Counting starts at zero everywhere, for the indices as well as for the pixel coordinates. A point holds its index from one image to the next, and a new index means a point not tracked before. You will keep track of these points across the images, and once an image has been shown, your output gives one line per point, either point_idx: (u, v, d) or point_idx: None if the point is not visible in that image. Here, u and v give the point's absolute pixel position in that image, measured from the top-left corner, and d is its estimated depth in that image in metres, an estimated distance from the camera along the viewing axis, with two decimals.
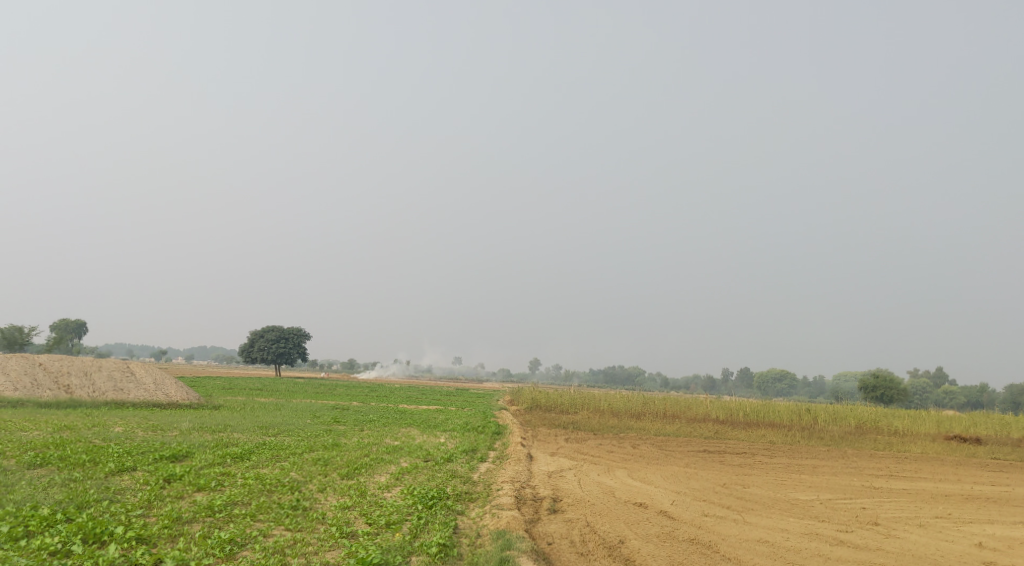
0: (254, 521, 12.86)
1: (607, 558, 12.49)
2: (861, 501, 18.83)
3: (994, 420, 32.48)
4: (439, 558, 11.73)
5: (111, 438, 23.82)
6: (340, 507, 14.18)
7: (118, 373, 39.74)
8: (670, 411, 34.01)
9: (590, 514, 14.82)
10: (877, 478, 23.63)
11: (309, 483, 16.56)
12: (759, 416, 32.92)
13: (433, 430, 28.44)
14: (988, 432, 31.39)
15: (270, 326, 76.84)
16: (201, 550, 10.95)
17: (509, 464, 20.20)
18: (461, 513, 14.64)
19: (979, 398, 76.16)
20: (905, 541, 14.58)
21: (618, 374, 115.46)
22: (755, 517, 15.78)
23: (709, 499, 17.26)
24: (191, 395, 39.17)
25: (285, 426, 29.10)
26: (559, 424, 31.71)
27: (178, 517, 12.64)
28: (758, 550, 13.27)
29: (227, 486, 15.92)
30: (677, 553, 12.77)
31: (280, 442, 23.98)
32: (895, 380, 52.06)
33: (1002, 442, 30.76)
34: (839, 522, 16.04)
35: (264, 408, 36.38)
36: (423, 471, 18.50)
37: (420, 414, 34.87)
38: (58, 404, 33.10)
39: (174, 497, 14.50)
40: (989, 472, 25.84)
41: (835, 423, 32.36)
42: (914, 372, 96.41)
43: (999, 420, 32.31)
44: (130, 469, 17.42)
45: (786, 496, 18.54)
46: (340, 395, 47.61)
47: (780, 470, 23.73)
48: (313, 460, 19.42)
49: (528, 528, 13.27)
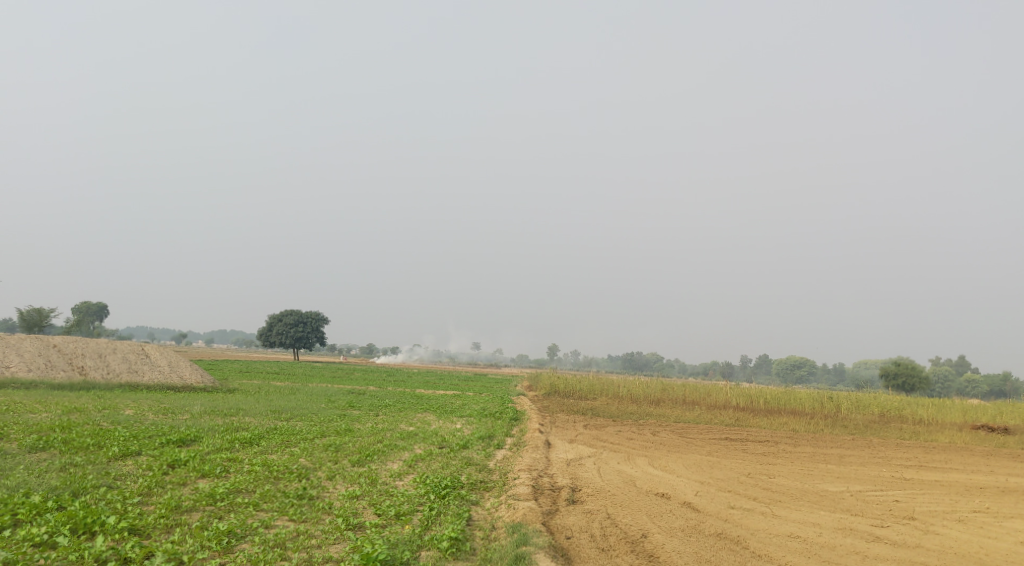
0: (258, 511, 12.24)
1: (629, 554, 11.69)
2: (894, 494, 17.97)
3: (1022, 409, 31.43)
4: (450, 553, 11.01)
5: (120, 420, 23.34)
6: (348, 497, 13.52)
7: (133, 355, 39.38)
8: (689, 398, 33.20)
9: (611, 506, 14.07)
10: (907, 469, 22.74)
11: (318, 471, 15.92)
12: (780, 403, 32.05)
13: (449, 415, 27.82)
14: (1017, 421, 30.32)
15: (288, 310, 76.48)
16: (196, 542, 10.30)
17: (525, 452, 19.49)
18: (476, 504, 13.93)
19: (1002, 387, 74.70)
20: (946, 538, 13.71)
21: (635, 360, 114.59)
22: (785, 511, 14.95)
23: (735, 490, 16.47)
24: (206, 378, 38.80)
25: (297, 410, 28.61)
26: (577, 410, 30.97)
27: (177, 506, 12.01)
28: (790, 546, 12.43)
29: (233, 472, 15.33)
30: (704, 550, 11.95)
31: (292, 427, 23.42)
32: (917, 368, 50.94)
33: None
34: (873, 516, 15.22)
35: (279, 392, 35.95)
36: (436, 458, 17.81)
37: (437, 399, 34.30)
38: (71, 386, 32.79)
39: (176, 484, 13.90)
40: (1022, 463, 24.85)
41: (859, 412, 31.45)
42: (937, 361, 94.78)
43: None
44: (135, 454, 16.84)
45: (815, 487, 17.71)
46: (357, 379, 47.09)
47: (806, 459, 22.91)
48: (325, 446, 18.78)
49: (545, 521, 12.54)
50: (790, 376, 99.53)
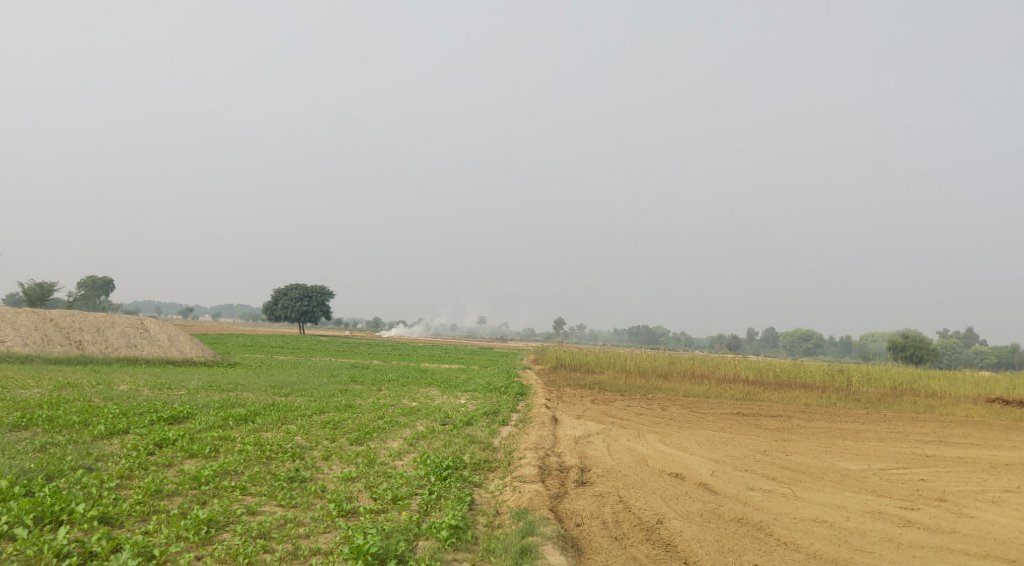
0: (245, 495, 11.41)
1: (644, 543, 10.74)
2: (918, 472, 17.06)
3: None
4: (449, 544, 10.10)
5: (112, 396, 22.60)
6: (343, 479, 12.68)
7: (132, 329, 38.59)
8: (698, 371, 32.32)
9: (623, 488, 13.20)
10: (927, 445, 21.82)
11: (314, 450, 15.09)
12: (789, 376, 31.19)
13: (453, 390, 27.01)
14: None
15: (294, 284, 75.60)
16: (171, 532, 9.46)
17: (532, 429, 18.68)
18: (479, 487, 13.05)
19: (1010, 358, 73.58)
20: (982, 522, 12.78)
21: (643, 333, 113.66)
22: (808, 492, 14.06)
23: (752, 470, 15.58)
24: (207, 352, 38.09)
25: (298, 385, 27.90)
26: (585, 384, 30.22)
27: (159, 490, 11.19)
28: (817, 533, 11.38)
29: (223, 452, 14.51)
30: (726, 537, 10.96)
31: (291, 402, 22.66)
32: (925, 340, 49.93)
33: None
34: (901, 498, 14.33)
35: (281, 366, 35.22)
36: (440, 436, 16.96)
37: (442, 373, 33.51)
38: (68, 361, 32.07)
39: (160, 465, 13.06)
40: None
41: (870, 385, 30.47)
42: (944, 334, 93.55)
43: None
44: (122, 432, 16.03)
45: (834, 465, 16.82)
46: (361, 353, 46.39)
47: (821, 434, 22.07)
48: (323, 423, 17.94)
49: (553, 506, 11.67)
50: (797, 349, 98.63)
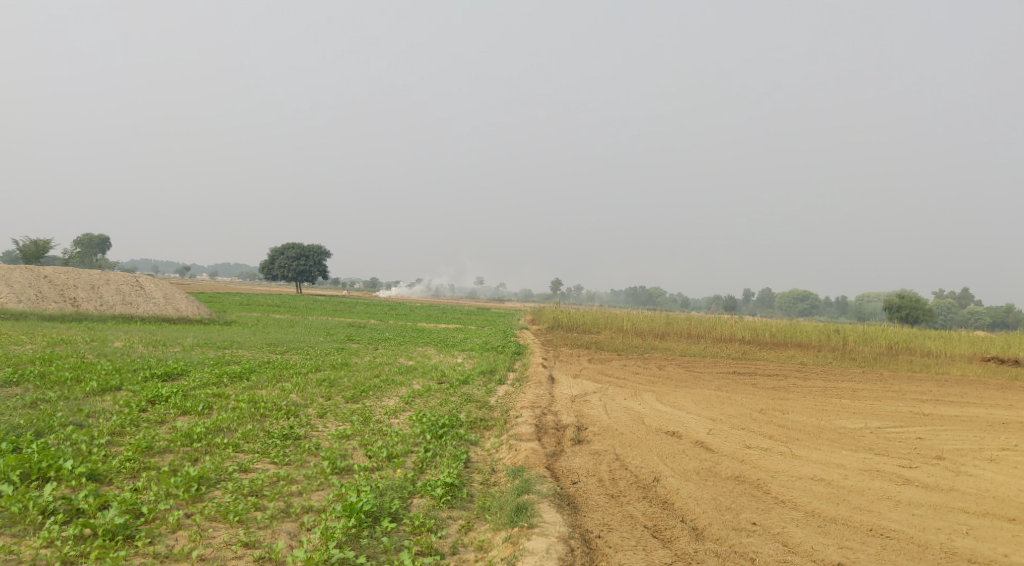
0: (238, 452, 11.27)
1: (641, 500, 10.62)
2: (915, 430, 16.98)
3: None
4: (444, 501, 9.98)
5: (106, 353, 22.47)
6: (338, 437, 12.54)
7: (127, 287, 38.38)
8: (694, 331, 32.21)
9: (619, 447, 13.09)
10: (923, 404, 21.76)
11: (309, 408, 14.95)
12: (786, 336, 31.08)
13: (449, 349, 26.92)
14: None
15: (290, 243, 75.22)
16: (161, 490, 9.32)
17: (528, 388, 18.56)
18: (475, 445, 12.93)
19: (1005, 318, 73.64)
20: (980, 480, 12.69)
21: (640, 293, 113.61)
22: (805, 451, 13.98)
23: (749, 428, 15.49)
24: (202, 310, 37.89)
25: (294, 343, 27.77)
26: (581, 344, 30.13)
27: (149, 447, 11.04)
28: (815, 491, 11.25)
29: (217, 409, 14.36)
30: (724, 496, 10.82)
31: (286, 360, 22.54)
32: (920, 300, 49.83)
33: None
34: (900, 456, 14.25)
35: (277, 325, 35.12)
36: (435, 394, 16.83)
37: (438, 333, 33.40)
38: (63, 318, 31.89)
39: (152, 422, 12.92)
40: None
41: (866, 344, 30.36)
42: (941, 294, 93.51)
43: None
44: (114, 389, 15.89)
45: (831, 424, 16.74)
46: (357, 313, 46.24)
47: (818, 393, 21.99)
48: (318, 381, 17.80)
49: (549, 464, 11.55)
50: (794, 310, 98.72)
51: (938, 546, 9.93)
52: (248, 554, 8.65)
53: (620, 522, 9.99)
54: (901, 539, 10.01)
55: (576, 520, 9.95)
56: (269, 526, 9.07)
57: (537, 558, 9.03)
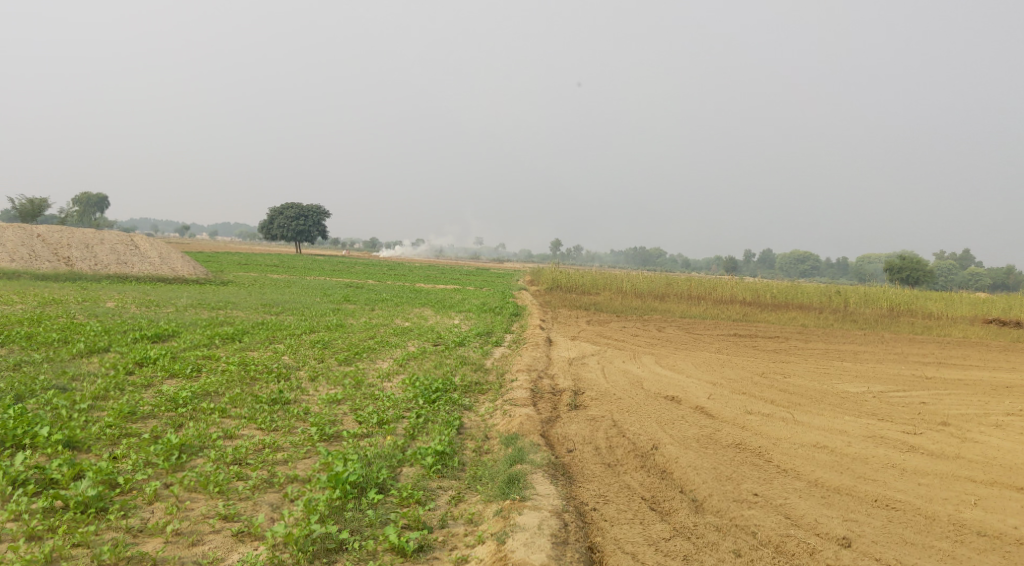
0: (225, 417, 10.95)
1: (638, 470, 10.30)
2: (919, 395, 16.65)
3: None
4: (435, 471, 9.66)
5: (97, 313, 22.10)
6: (328, 402, 12.20)
7: (122, 246, 37.91)
8: (695, 292, 31.83)
9: (617, 412, 12.76)
10: (926, 367, 21.43)
11: (300, 371, 14.62)
12: (786, 297, 30.71)
13: (446, 310, 26.58)
14: None
15: (289, 203, 74.54)
16: (140, 458, 9.02)
17: (525, 350, 18.21)
18: (469, 410, 12.60)
19: (1005, 280, 73.14)
20: (987, 447, 12.37)
21: (641, 254, 113.05)
22: (807, 416, 13.64)
23: (750, 392, 15.16)
24: (198, 270, 37.49)
25: (289, 304, 27.41)
26: (581, 305, 29.77)
27: (133, 412, 10.72)
28: (818, 459, 10.93)
29: (206, 372, 14.03)
30: (724, 465, 10.49)
31: (280, 321, 22.20)
32: (921, 262, 49.29)
33: None
34: (904, 422, 13.92)
35: (274, 285, 34.74)
36: (430, 357, 16.49)
37: (436, 293, 33.05)
38: (56, 277, 31.49)
39: (138, 385, 12.59)
40: None
41: (867, 306, 29.96)
42: (941, 254, 92.91)
43: None
44: (102, 350, 15.55)
45: (832, 388, 16.41)
46: (355, 272, 45.82)
47: (819, 356, 21.69)
48: (312, 342, 17.47)
49: (544, 431, 11.23)
50: (794, 271, 98.26)
51: (946, 517, 9.63)
52: (227, 528, 8.35)
53: (617, 494, 9.68)
54: (908, 511, 9.70)
55: (571, 491, 9.64)
56: (251, 497, 8.77)
57: (528, 535, 8.72)
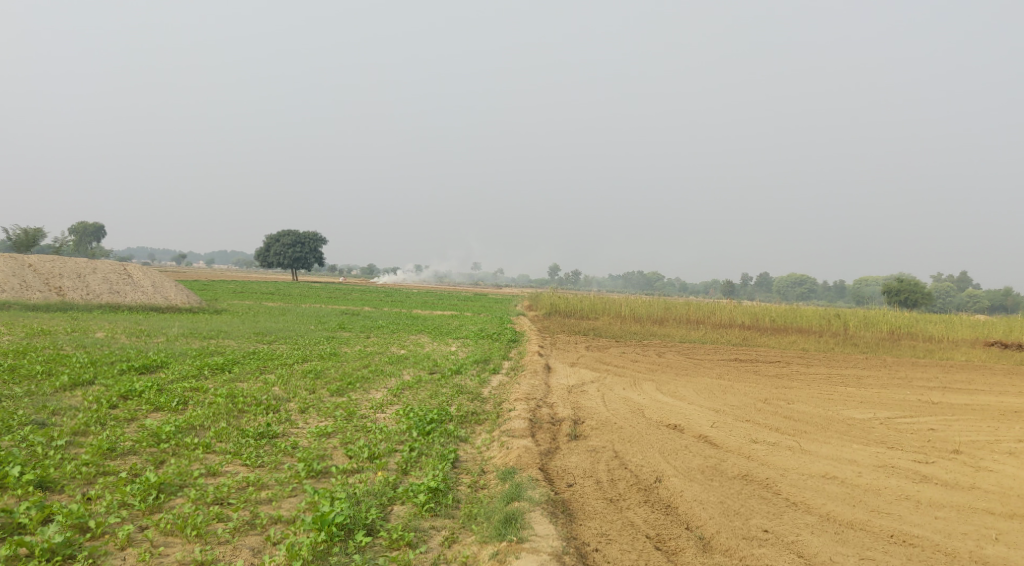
0: (208, 453, 10.49)
1: (642, 505, 9.83)
2: (926, 421, 16.19)
3: None
4: (427, 509, 9.20)
5: (86, 344, 21.64)
6: (317, 435, 11.73)
7: (114, 275, 37.50)
8: (693, 317, 31.43)
9: (619, 443, 12.31)
10: (931, 391, 20.97)
11: (291, 402, 14.15)
12: (786, 320, 30.30)
13: (444, 337, 26.16)
14: None
15: (286, 230, 74.22)
16: (115, 499, 8.61)
17: (523, 377, 17.76)
18: (465, 442, 12.14)
19: (1003, 301, 72.79)
20: (1002, 476, 11.92)
21: (638, 278, 112.81)
22: (815, 445, 13.18)
23: (754, 420, 14.70)
24: (192, 299, 37.06)
25: (283, 332, 26.94)
26: (579, 330, 29.34)
27: (113, 448, 10.27)
28: (828, 491, 10.47)
29: (193, 404, 13.56)
30: (731, 499, 10.04)
31: (273, 350, 21.78)
32: (919, 284, 48.92)
33: None
34: (914, 450, 13.47)
35: (268, 313, 34.32)
36: (426, 386, 16.01)
37: (433, 320, 32.58)
38: (47, 308, 31.06)
39: (121, 419, 12.11)
40: None
41: (867, 328, 29.51)
42: (938, 277, 92.75)
43: None
44: (86, 383, 15.06)
45: (837, 415, 15.95)
46: (351, 300, 45.42)
47: (822, 381, 21.23)
48: (303, 372, 17.00)
49: (543, 464, 10.77)
50: (791, 294, 97.90)
51: (967, 555, 9.18)
52: None
53: (620, 533, 9.22)
54: (926, 548, 9.26)
55: (572, 530, 9.17)
56: (231, 541, 8.32)
57: None
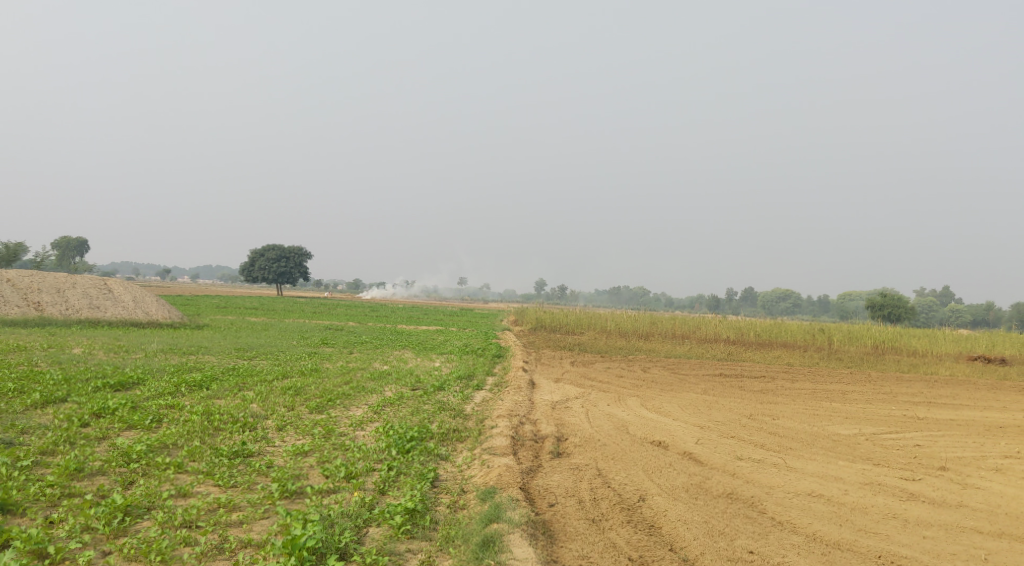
0: (180, 473, 10.21)
1: (625, 525, 9.60)
2: (912, 437, 16.05)
3: (1019, 338, 29.52)
4: (403, 532, 8.96)
5: (62, 360, 21.26)
6: (294, 454, 11.45)
7: (94, 290, 37.02)
8: (678, 332, 31.30)
9: (602, 460, 12.08)
10: (916, 407, 20.86)
11: (268, 419, 13.85)
12: (770, 335, 30.21)
13: (427, 352, 25.89)
14: (1014, 352, 28.44)
15: (270, 245, 73.75)
16: (78, 523, 8.38)
17: (507, 393, 17.51)
18: (445, 460, 11.89)
19: (985, 316, 73.07)
20: (990, 493, 11.77)
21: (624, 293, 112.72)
22: (801, 462, 12.99)
23: (739, 437, 14.51)
24: (173, 315, 36.64)
25: (264, 348, 26.59)
26: (565, 345, 29.15)
27: (80, 468, 9.99)
28: (814, 509, 10.28)
29: (167, 422, 13.28)
30: (716, 518, 9.83)
31: (253, 366, 21.46)
32: (902, 299, 49.00)
33: None
34: (901, 467, 13.31)
35: (251, 328, 33.97)
36: (407, 403, 15.73)
37: (417, 335, 32.32)
38: (25, 323, 30.61)
39: (91, 438, 11.80)
40: None
41: (852, 343, 29.45)
42: (921, 291, 93.19)
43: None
44: (58, 400, 14.70)
45: (823, 430, 15.79)
46: (336, 315, 45.07)
47: (808, 396, 21.08)
48: (283, 389, 16.70)
49: (524, 483, 10.54)
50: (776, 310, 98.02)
51: None
52: None
53: (602, 555, 9.00)
54: None
55: (552, 552, 8.95)
56: None
57: None
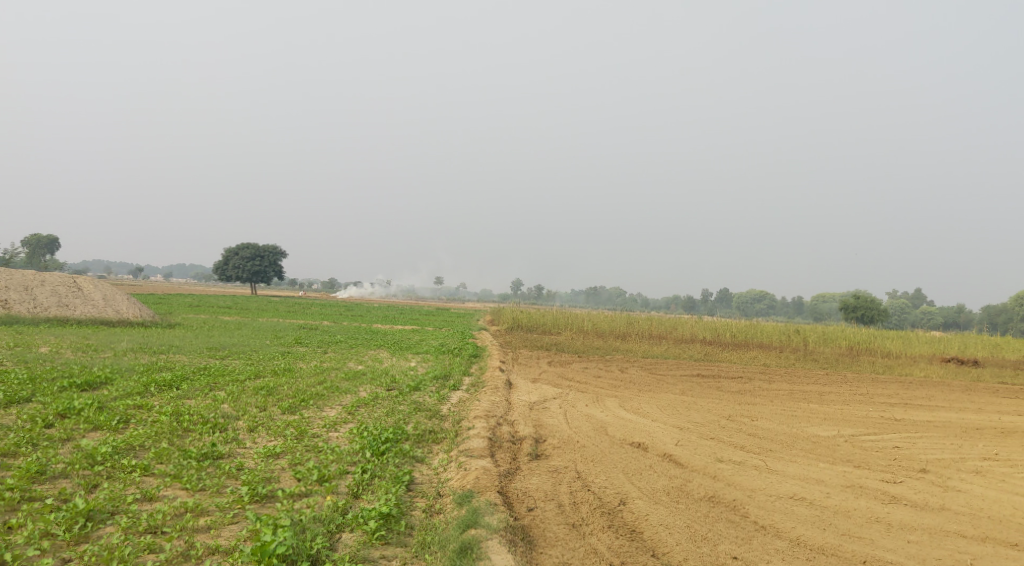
0: (146, 475, 9.87)
1: (606, 530, 9.38)
2: (891, 438, 15.97)
3: (991, 340, 29.69)
4: (378, 537, 8.70)
5: (28, 359, 20.73)
6: (264, 456, 11.12)
7: (63, 288, 36.30)
8: (655, 332, 31.19)
9: (580, 463, 11.85)
10: (893, 408, 20.83)
11: (240, 420, 13.48)
12: (746, 336, 30.16)
13: (402, 352, 25.58)
14: (986, 353, 28.58)
15: (244, 243, 72.97)
16: (38, 528, 8.07)
17: (483, 394, 17.25)
18: (421, 463, 11.61)
19: (956, 318, 73.74)
20: (971, 496, 11.68)
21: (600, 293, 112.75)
22: (781, 464, 12.84)
23: (718, 438, 14.34)
24: (144, 313, 35.99)
25: (237, 347, 26.13)
26: (541, 345, 28.93)
27: (42, 471, 9.63)
28: (797, 513, 10.12)
29: (135, 422, 12.91)
30: (698, 523, 9.63)
31: (225, 366, 21.04)
32: (875, 301, 49.25)
33: (1000, 363, 27.95)
34: (881, 469, 13.20)
35: (223, 327, 33.45)
36: (382, 404, 15.41)
37: (393, 335, 31.99)
38: None
39: (55, 440, 11.39)
40: (1004, 398, 23.15)
41: (827, 344, 29.49)
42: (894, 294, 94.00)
43: (996, 342, 29.48)
44: (22, 401, 14.24)
45: (802, 432, 15.67)
46: (310, 314, 44.56)
47: (785, 397, 20.99)
48: (255, 388, 16.32)
49: (502, 486, 10.29)
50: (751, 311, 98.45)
51: None
52: None
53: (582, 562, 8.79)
54: None
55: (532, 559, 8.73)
56: None
57: None
